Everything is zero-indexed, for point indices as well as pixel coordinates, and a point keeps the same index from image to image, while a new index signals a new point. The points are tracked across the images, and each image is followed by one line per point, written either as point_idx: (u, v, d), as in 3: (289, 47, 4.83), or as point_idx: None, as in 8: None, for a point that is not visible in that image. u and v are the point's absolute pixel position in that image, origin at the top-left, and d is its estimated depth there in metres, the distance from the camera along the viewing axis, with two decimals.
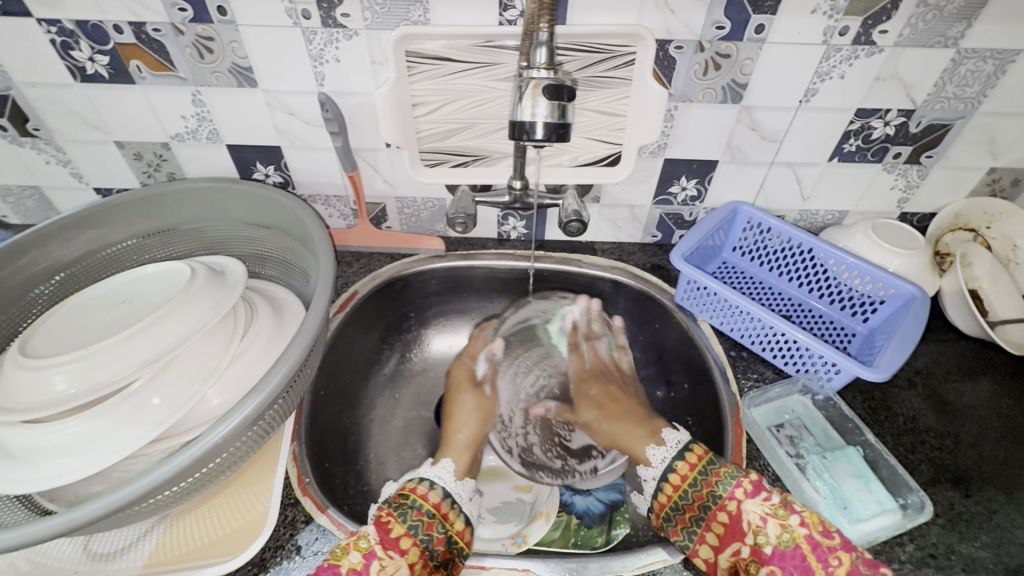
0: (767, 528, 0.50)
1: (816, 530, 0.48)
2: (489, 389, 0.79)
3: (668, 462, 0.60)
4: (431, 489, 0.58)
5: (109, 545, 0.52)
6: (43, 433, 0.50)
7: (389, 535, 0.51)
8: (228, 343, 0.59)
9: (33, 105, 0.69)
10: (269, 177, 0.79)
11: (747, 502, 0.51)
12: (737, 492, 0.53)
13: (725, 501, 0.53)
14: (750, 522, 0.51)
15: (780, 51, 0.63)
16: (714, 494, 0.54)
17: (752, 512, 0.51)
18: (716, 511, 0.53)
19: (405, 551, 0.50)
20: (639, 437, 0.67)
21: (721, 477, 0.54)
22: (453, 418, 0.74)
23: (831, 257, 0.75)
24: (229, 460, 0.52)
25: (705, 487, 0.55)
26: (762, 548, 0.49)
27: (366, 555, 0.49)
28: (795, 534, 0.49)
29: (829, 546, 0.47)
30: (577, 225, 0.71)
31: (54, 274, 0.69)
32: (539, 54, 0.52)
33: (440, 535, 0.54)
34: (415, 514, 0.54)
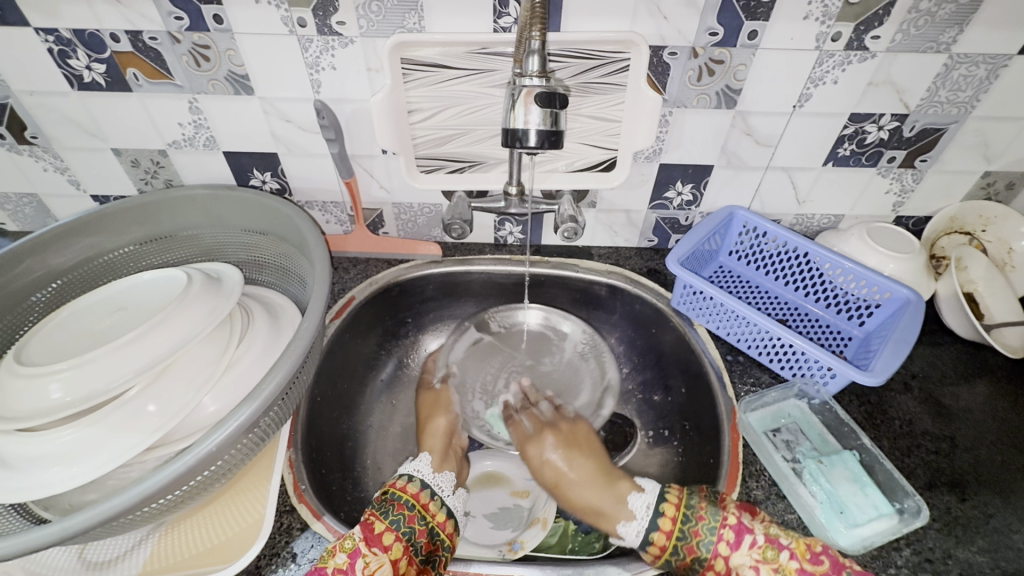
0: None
1: (805, 560, 0.49)
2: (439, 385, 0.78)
3: (648, 527, 0.55)
4: (410, 482, 0.58)
5: (105, 553, 0.52)
6: (38, 441, 0.50)
7: (372, 531, 0.52)
8: (223, 350, 0.59)
9: (30, 114, 0.70)
10: (266, 184, 0.79)
11: (735, 555, 0.51)
12: (722, 548, 0.52)
13: (713, 561, 0.52)
14: (744, 573, 0.51)
15: (772, 57, 0.63)
16: (700, 557, 0.52)
17: (742, 565, 0.51)
18: (706, 569, 0.52)
19: (388, 547, 0.51)
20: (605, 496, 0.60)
21: (702, 535, 0.53)
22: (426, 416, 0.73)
23: (826, 261, 0.75)
24: (225, 467, 0.52)
25: (688, 551, 0.53)
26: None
27: (351, 554, 0.50)
28: (787, 572, 0.49)
29: (821, 573, 0.48)
30: (573, 230, 0.71)
31: (51, 281, 0.69)
32: (532, 63, 0.52)
33: (422, 528, 0.55)
34: (397, 509, 0.55)
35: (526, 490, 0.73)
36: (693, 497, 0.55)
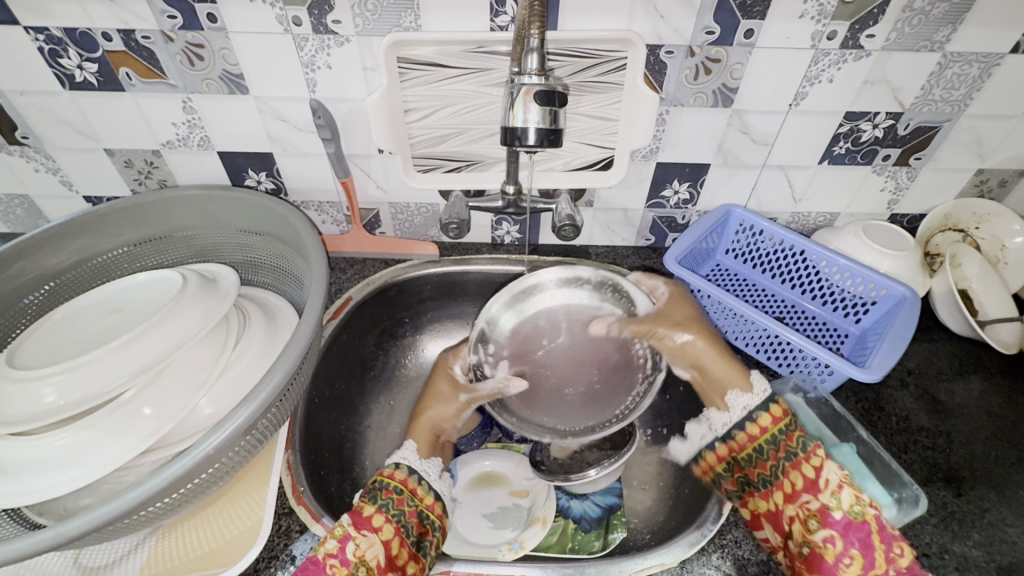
0: (842, 495, 0.53)
1: (884, 514, 0.51)
2: (465, 396, 0.73)
3: (735, 423, 0.62)
4: (397, 469, 0.60)
5: (100, 558, 0.51)
6: (33, 445, 0.49)
7: (360, 515, 0.53)
8: (220, 352, 0.58)
9: (21, 114, 0.69)
10: (261, 184, 0.78)
11: (829, 464, 0.55)
12: (820, 454, 0.56)
13: (809, 456, 0.56)
14: (827, 482, 0.54)
15: (769, 55, 0.63)
16: (796, 451, 0.57)
17: (831, 474, 0.54)
18: (793, 468, 0.56)
19: (377, 528, 0.52)
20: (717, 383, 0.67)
21: (802, 439, 0.57)
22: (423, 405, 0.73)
23: (823, 259, 0.75)
24: (223, 469, 0.51)
25: (789, 441, 0.58)
26: (830, 510, 0.52)
27: (341, 539, 0.50)
28: (865, 510, 0.51)
29: (896, 536, 0.50)
30: (570, 230, 0.71)
31: (43, 283, 0.68)
32: (530, 61, 0.52)
33: (411, 509, 0.56)
34: (385, 493, 0.56)
35: (526, 489, 0.72)
36: (796, 420, 0.60)
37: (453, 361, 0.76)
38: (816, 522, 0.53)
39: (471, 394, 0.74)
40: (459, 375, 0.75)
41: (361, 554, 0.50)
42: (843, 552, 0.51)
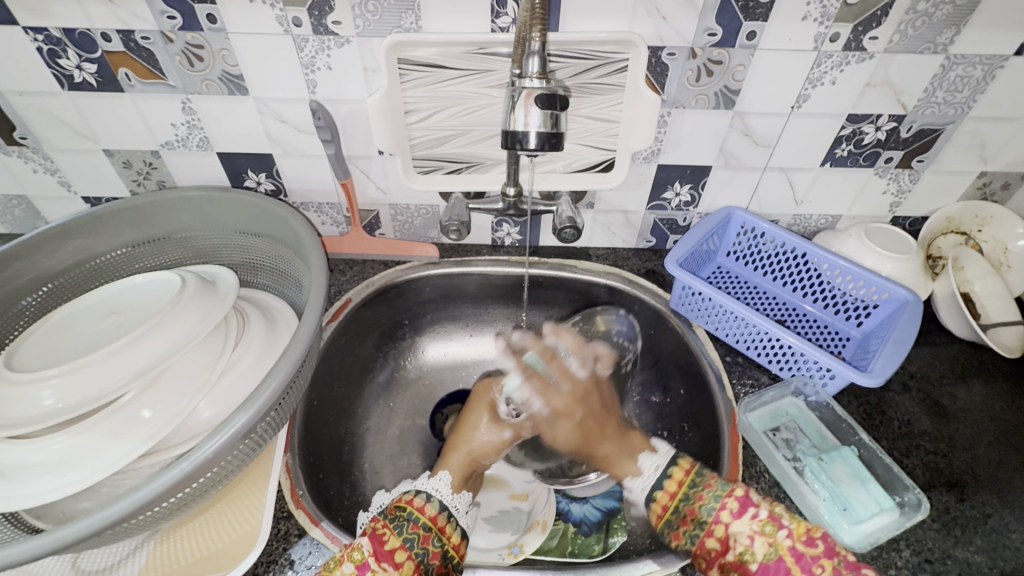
0: (755, 546, 0.50)
1: (800, 540, 0.49)
2: (512, 433, 0.70)
3: (654, 485, 0.59)
4: (428, 502, 0.55)
5: (98, 562, 0.51)
6: (30, 448, 0.49)
7: (383, 546, 0.50)
8: (218, 356, 0.58)
9: (20, 114, 0.68)
10: (260, 185, 0.78)
11: (735, 523, 0.51)
12: (723, 515, 0.52)
13: (713, 526, 0.53)
14: (738, 541, 0.51)
15: (771, 57, 0.63)
16: (701, 517, 0.54)
17: (739, 533, 0.51)
18: (704, 535, 0.53)
19: (399, 563, 0.49)
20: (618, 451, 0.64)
21: (706, 500, 0.54)
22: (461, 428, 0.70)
23: (824, 262, 0.75)
24: (222, 473, 0.51)
25: (692, 510, 0.55)
26: (746, 563, 0.50)
27: (359, 567, 0.48)
28: (778, 547, 0.50)
29: (814, 555, 0.48)
30: (571, 232, 0.71)
31: (41, 285, 0.68)
32: (532, 63, 0.52)
33: (435, 549, 0.52)
34: (411, 527, 0.53)
35: (526, 492, 0.73)
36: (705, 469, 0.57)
37: (496, 396, 0.73)
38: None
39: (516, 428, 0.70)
40: (501, 407, 0.72)
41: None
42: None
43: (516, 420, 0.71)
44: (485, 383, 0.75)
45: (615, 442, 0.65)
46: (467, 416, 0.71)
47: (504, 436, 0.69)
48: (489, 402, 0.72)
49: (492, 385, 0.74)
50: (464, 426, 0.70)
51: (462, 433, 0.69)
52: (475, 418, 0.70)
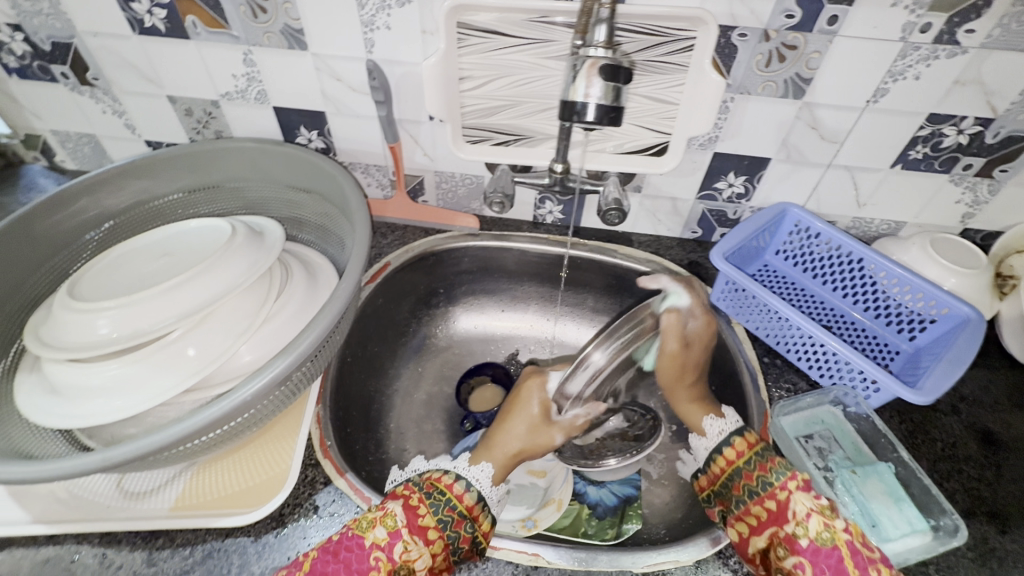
0: (810, 523, 0.50)
1: (858, 538, 0.48)
2: (561, 438, 0.66)
3: (717, 446, 0.60)
4: (467, 491, 0.55)
5: (140, 485, 0.54)
6: (88, 372, 0.52)
7: (417, 521, 0.50)
8: (262, 304, 0.60)
9: (93, 55, 0.71)
10: (312, 142, 0.79)
11: (799, 494, 0.51)
12: (789, 484, 0.53)
13: (775, 489, 0.53)
14: (796, 513, 0.51)
15: (851, 46, 0.59)
16: (766, 480, 0.54)
17: (799, 504, 0.51)
18: (763, 497, 0.53)
19: (429, 540, 0.49)
20: (696, 399, 0.68)
21: (775, 466, 0.55)
22: (506, 423, 0.65)
23: (881, 269, 0.71)
24: (259, 414, 0.53)
25: (758, 470, 0.55)
26: (797, 538, 0.49)
27: (391, 534, 0.48)
28: (836, 535, 0.48)
29: (869, 557, 0.47)
30: (616, 214, 0.69)
31: (103, 221, 0.71)
32: (599, 32, 0.50)
33: (468, 535, 0.52)
34: (447, 509, 0.52)
35: (543, 469, 0.71)
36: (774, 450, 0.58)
37: (548, 397, 0.67)
38: (784, 549, 0.50)
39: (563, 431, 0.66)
40: (554, 409, 0.67)
41: (408, 559, 0.48)
42: None
43: (565, 423, 0.66)
44: (536, 376, 0.69)
45: (699, 391, 0.69)
46: (515, 407, 0.67)
47: (553, 440, 0.65)
48: (540, 401, 0.66)
49: (541, 383, 0.68)
50: (511, 419, 0.65)
51: (510, 426, 0.64)
52: (524, 414, 0.65)
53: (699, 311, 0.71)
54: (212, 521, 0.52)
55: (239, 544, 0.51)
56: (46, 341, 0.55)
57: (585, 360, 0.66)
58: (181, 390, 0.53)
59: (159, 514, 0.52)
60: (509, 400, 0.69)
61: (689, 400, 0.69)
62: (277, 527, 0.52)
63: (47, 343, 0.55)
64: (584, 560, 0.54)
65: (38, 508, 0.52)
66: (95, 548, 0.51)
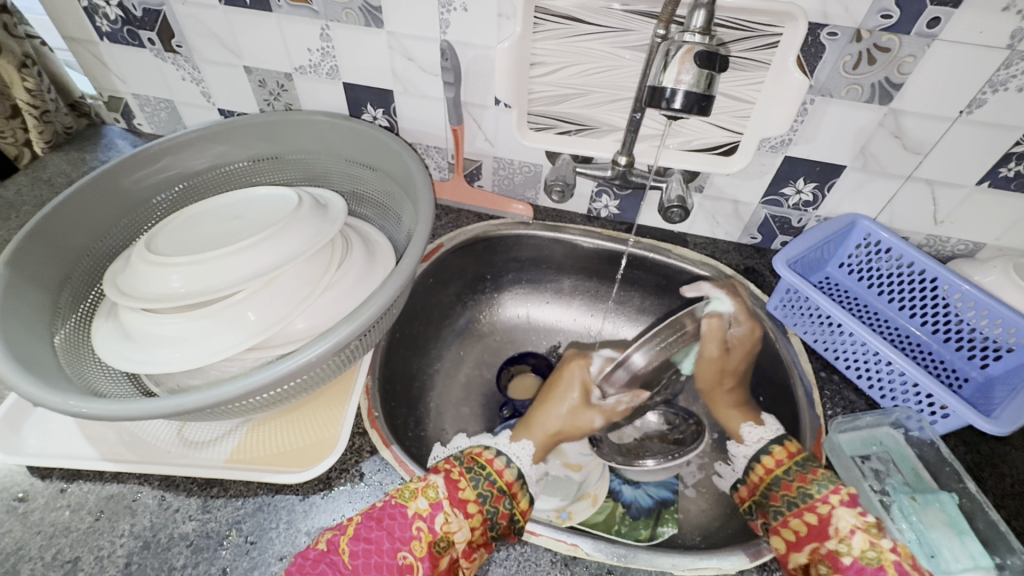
0: (854, 540, 0.50)
1: (906, 560, 0.48)
2: (600, 421, 0.70)
3: (762, 447, 0.62)
4: (507, 467, 0.56)
5: (198, 436, 0.57)
6: (162, 322, 0.55)
7: (458, 493, 0.51)
8: (323, 272, 0.61)
9: (180, 23, 0.74)
10: (376, 120, 0.80)
11: (842, 509, 0.51)
12: (832, 499, 0.53)
13: (817, 502, 0.53)
14: (839, 529, 0.51)
15: (950, 51, 0.56)
16: (807, 492, 0.54)
17: (842, 520, 0.51)
18: (804, 510, 0.53)
19: (469, 514, 0.50)
20: (737, 405, 0.72)
21: (817, 478, 0.55)
22: (546, 405, 0.69)
23: (956, 291, 0.67)
24: (316, 378, 0.55)
25: (799, 481, 0.56)
26: (840, 555, 0.50)
27: (433, 505, 0.49)
28: (881, 556, 0.49)
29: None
30: (678, 212, 0.68)
31: (176, 183, 0.74)
32: (698, 17, 0.48)
33: (506, 510, 0.53)
34: (487, 484, 0.53)
35: (579, 463, 0.70)
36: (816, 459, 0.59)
37: (590, 380, 0.71)
38: (826, 567, 0.50)
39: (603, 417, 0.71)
40: (595, 392, 0.71)
41: (447, 532, 0.49)
42: None
43: (606, 408, 0.71)
44: (580, 358, 0.73)
45: (738, 395, 0.73)
46: (556, 389, 0.71)
47: (592, 423, 0.70)
48: (582, 383, 0.70)
49: (583, 364, 0.72)
50: (552, 400, 0.69)
51: (551, 407, 0.69)
52: (567, 395, 0.70)
53: (744, 311, 0.73)
54: (264, 476, 0.54)
55: (287, 501, 0.53)
56: (124, 291, 0.58)
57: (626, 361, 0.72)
58: (244, 347, 0.55)
59: (216, 465, 0.54)
60: (551, 380, 0.73)
61: (731, 404, 0.72)
62: (324, 489, 0.54)
63: (124, 292, 0.57)
64: (625, 557, 0.53)
65: (104, 447, 0.55)
66: (155, 490, 0.53)
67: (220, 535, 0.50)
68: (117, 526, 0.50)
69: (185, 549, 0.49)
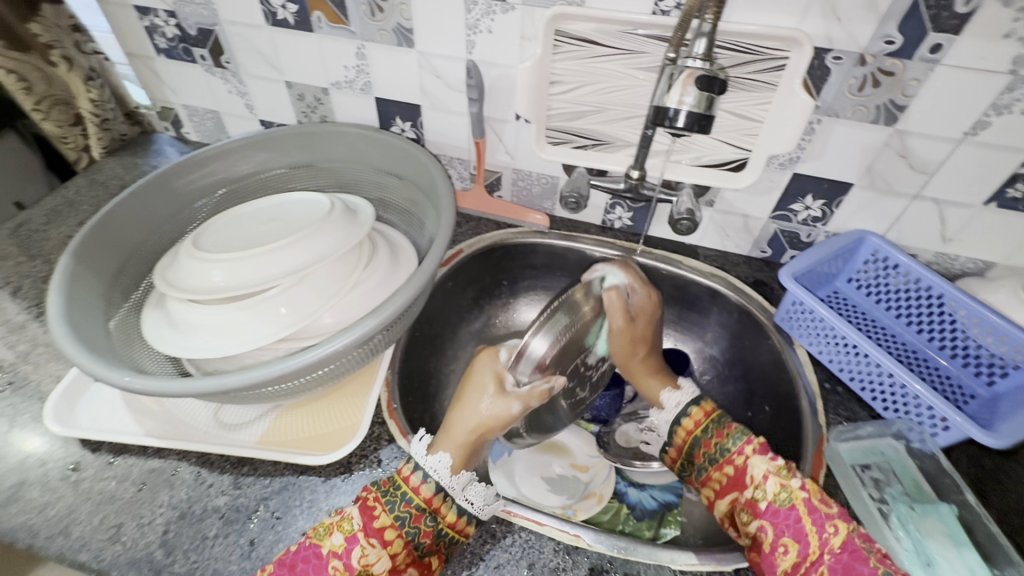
0: (767, 485, 0.54)
1: (815, 496, 0.53)
2: (520, 407, 0.57)
3: (675, 420, 0.64)
4: (424, 482, 0.53)
5: (234, 419, 0.61)
6: (206, 312, 0.60)
7: (372, 523, 0.50)
8: (352, 271, 0.66)
9: (230, 41, 0.81)
10: (404, 132, 0.86)
11: (755, 458, 0.56)
12: (746, 449, 0.57)
13: (734, 455, 0.57)
14: (753, 476, 0.55)
15: (953, 76, 0.58)
16: (724, 447, 0.58)
17: (756, 468, 0.56)
18: (722, 463, 0.58)
19: (387, 541, 0.50)
20: (653, 371, 0.68)
21: (732, 432, 0.59)
22: (461, 402, 0.59)
23: (962, 308, 0.68)
24: (341, 369, 0.59)
25: (715, 437, 0.60)
26: (757, 502, 0.54)
27: (347, 540, 0.49)
28: (793, 495, 0.53)
29: (826, 513, 0.52)
30: (687, 224, 0.71)
31: (219, 188, 0.80)
32: (698, 44, 0.52)
33: (428, 529, 0.52)
34: (403, 506, 0.52)
35: (586, 465, 0.75)
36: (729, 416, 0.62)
37: (503, 366, 0.59)
38: (747, 514, 0.55)
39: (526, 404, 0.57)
40: (508, 378, 0.58)
41: (366, 564, 0.48)
42: (775, 539, 0.52)
43: (523, 394, 0.57)
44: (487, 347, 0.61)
45: (653, 363, 0.68)
46: (467, 383, 0.59)
47: (510, 411, 0.56)
48: (495, 369, 0.59)
49: (491, 354, 0.60)
50: (466, 396, 0.58)
51: (467, 395, 0.58)
52: (482, 385, 0.58)
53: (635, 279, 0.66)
54: (291, 458, 0.58)
55: (311, 482, 0.57)
56: (172, 283, 0.63)
57: (525, 352, 0.59)
58: (279, 337, 0.60)
59: (247, 445, 0.59)
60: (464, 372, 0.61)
61: (648, 373, 0.68)
62: (344, 473, 0.58)
63: (173, 284, 0.63)
64: (625, 550, 0.55)
65: (149, 425, 0.60)
66: (192, 466, 0.58)
67: (249, 509, 0.54)
68: (158, 497, 0.55)
69: (217, 520, 0.54)
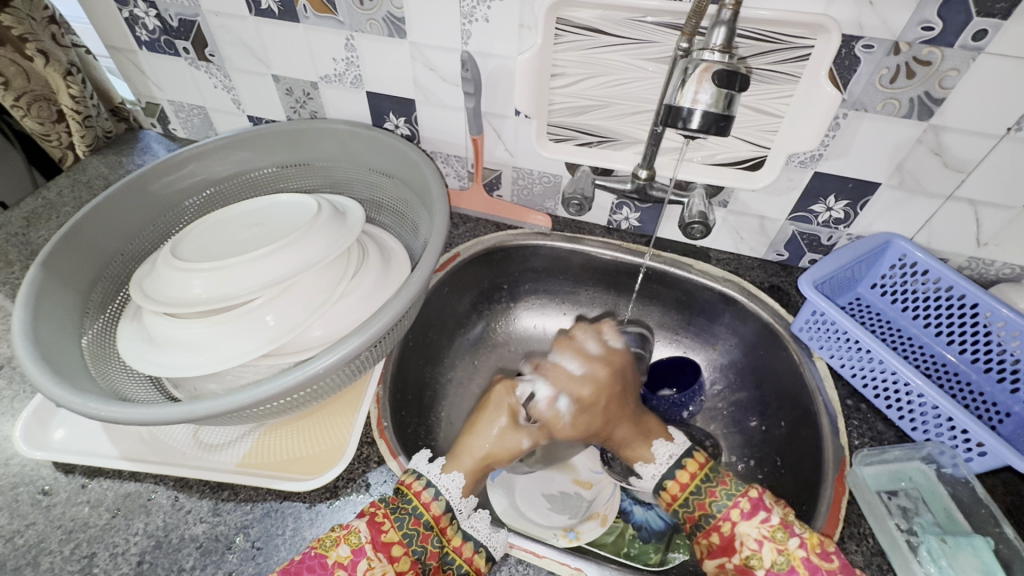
0: (763, 551, 0.53)
1: (814, 553, 0.51)
2: (529, 442, 0.65)
3: (666, 472, 0.61)
4: (435, 499, 0.53)
5: (215, 438, 0.58)
6: (183, 327, 0.56)
7: (380, 536, 0.49)
8: (338, 281, 0.62)
9: (213, 33, 0.76)
10: (398, 128, 0.81)
11: (742, 525, 0.55)
12: (732, 515, 0.56)
13: (720, 522, 0.56)
14: (745, 543, 0.54)
15: (998, 66, 0.52)
16: (708, 514, 0.57)
17: (746, 535, 0.54)
18: (710, 530, 0.57)
19: (394, 557, 0.49)
20: (636, 435, 0.65)
21: (717, 497, 0.57)
22: (474, 428, 0.64)
23: (998, 318, 0.63)
24: (324, 388, 0.55)
25: (698, 507, 0.58)
26: (754, 567, 0.53)
27: (355, 552, 0.48)
28: (790, 557, 0.51)
29: (827, 569, 0.50)
30: (699, 228, 0.66)
31: (205, 188, 0.76)
32: (717, 35, 0.47)
33: (433, 550, 0.51)
34: (413, 522, 0.51)
35: (590, 481, 0.71)
36: (717, 467, 0.61)
37: (517, 401, 0.66)
38: None
39: (536, 437, 0.66)
40: (521, 414, 0.66)
41: None
42: None
43: (533, 429, 0.66)
44: (502, 382, 0.68)
45: (636, 427, 0.65)
46: (483, 414, 0.65)
47: (521, 445, 0.64)
48: (509, 405, 0.65)
49: (508, 387, 0.67)
50: (478, 427, 0.64)
51: (475, 433, 0.63)
52: (493, 420, 0.64)
53: (597, 350, 0.69)
54: (274, 482, 0.54)
55: (294, 509, 0.53)
56: (149, 295, 0.60)
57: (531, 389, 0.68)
58: (258, 354, 0.56)
59: (227, 469, 0.55)
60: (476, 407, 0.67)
61: (631, 439, 0.65)
62: (329, 498, 0.54)
63: (151, 296, 0.59)
64: None
65: (125, 445, 0.57)
66: (169, 491, 0.54)
67: (228, 539, 0.51)
68: (132, 524, 0.52)
69: (194, 550, 0.50)
